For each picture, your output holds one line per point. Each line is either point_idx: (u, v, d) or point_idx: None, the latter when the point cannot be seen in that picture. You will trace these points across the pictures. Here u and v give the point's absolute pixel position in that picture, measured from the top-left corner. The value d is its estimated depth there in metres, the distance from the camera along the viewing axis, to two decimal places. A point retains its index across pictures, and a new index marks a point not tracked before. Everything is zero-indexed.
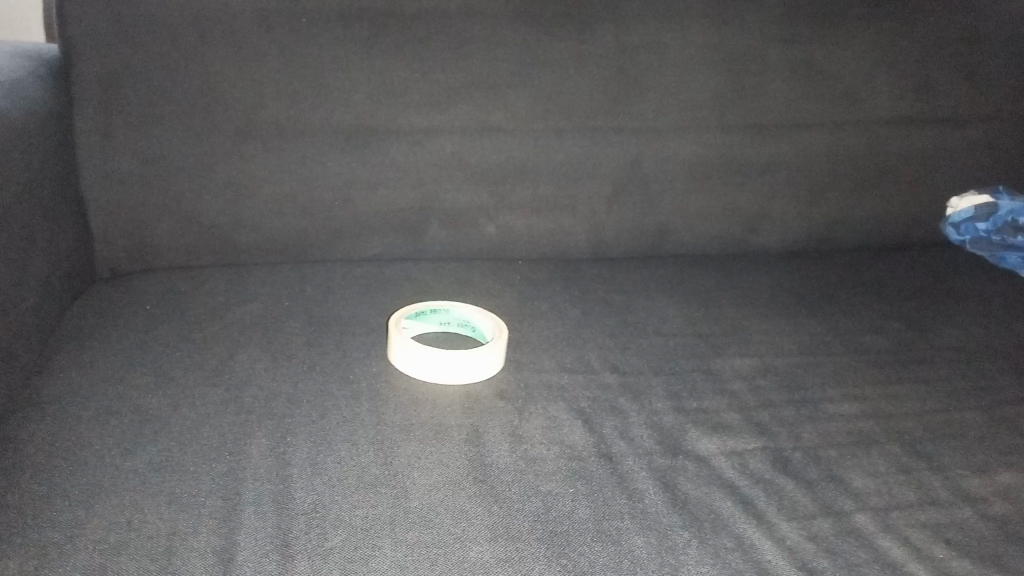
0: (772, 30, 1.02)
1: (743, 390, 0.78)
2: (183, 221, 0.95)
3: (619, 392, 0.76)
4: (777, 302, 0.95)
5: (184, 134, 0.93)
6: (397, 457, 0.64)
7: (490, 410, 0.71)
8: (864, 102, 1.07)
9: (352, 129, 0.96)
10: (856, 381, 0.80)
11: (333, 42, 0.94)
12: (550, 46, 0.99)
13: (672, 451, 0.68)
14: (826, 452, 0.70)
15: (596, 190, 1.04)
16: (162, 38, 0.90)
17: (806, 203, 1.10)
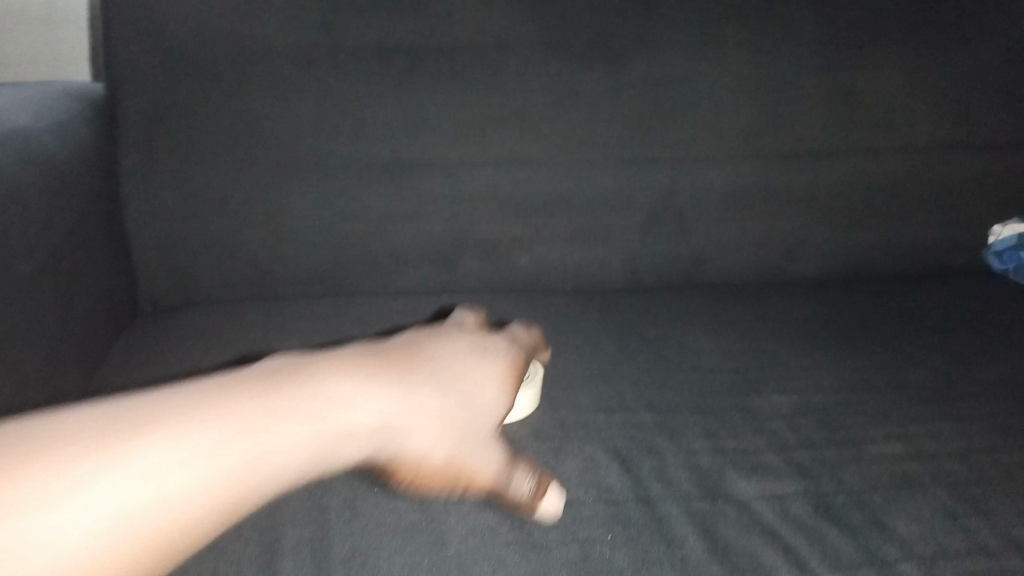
0: (808, 58, 1.01)
1: (783, 430, 0.76)
2: (222, 256, 0.97)
3: (656, 432, 0.75)
4: (816, 335, 0.94)
5: (224, 170, 0.94)
6: (434, 501, 0.65)
7: (526, 451, 0.71)
8: (903, 129, 1.05)
9: (388, 164, 0.97)
10: (898, 420, 0.79)
11: (367, 76, 0.95)
12: (582, 77, 0.98)
13: (711, 494, 0.67)
14: (870, 496, 0.68)
15: (631, 220, 1.03)
16: (203, 76, 0.92)
17: (845, 232, 1.08)
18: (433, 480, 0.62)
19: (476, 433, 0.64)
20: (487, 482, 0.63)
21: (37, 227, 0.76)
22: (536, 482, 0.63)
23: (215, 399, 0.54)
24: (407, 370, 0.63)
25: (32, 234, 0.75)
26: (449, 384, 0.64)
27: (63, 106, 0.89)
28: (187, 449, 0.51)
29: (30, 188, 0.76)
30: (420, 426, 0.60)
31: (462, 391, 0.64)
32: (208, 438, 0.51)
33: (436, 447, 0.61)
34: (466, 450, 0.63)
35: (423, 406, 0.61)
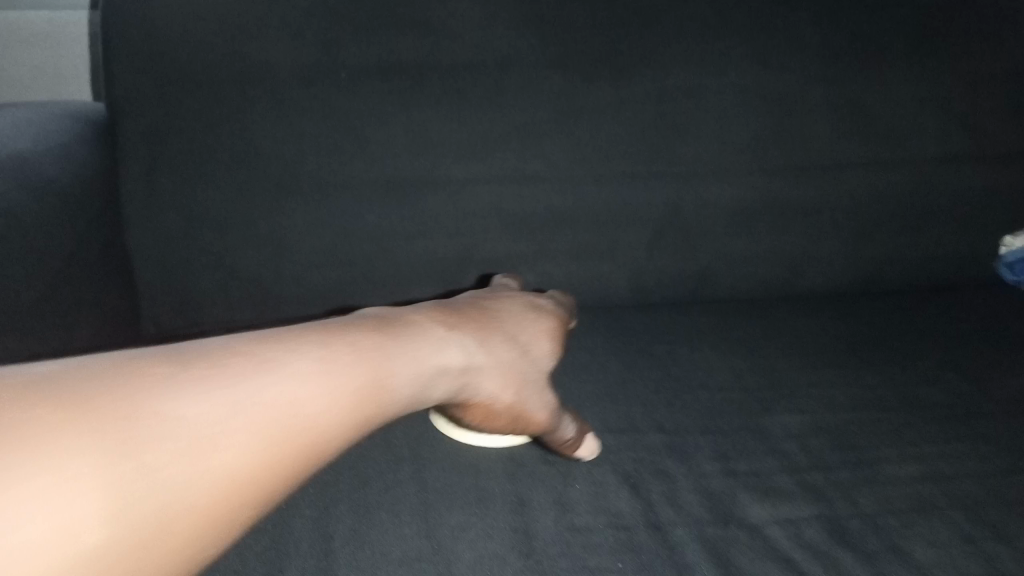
0: (814, 72, 1.00)
1: (796, 452, 0.75)
2: (225, 277, 0.96)
3: (665, 454, 0.74)
4: (827, 351, 0.93)
5: (225, 190, 0.93)
6: (441, 528, 0.63)
7: (534, 475, 0.70)
8: (910, 141, 1.04)
9: (391, 181, 0.96)
10: (912, 440, 0.77)
11: (371, 94, 0.94)
12: (587, 93, 0.97)
13: (724, 520, 0.66)
14: (885, 520, 0.67)
15: (636, 236, 1.02)
16: (203, 96, 0.91)
17: (854, 245, 1.07)
18: (495, 421, 0.68)
19: (535, 377, 0.68)
20: (541, 426, 0.68)
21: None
22: (579, 426, 0.71)
23: (323, 337, 0.55)
24: (477, 320, 0.67)
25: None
26: (511, 334, 0.68)
27: (59, 138, 0.88)
28: (310, 382, 0.51)
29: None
30: (493, 368, 0.64)
31: (522, 342, 0.69)
32: (328, 369, 0.53)
33: (505, 391, 0.65)
34: (529, 394, 0.67)
35: (496, 352, 0.65)
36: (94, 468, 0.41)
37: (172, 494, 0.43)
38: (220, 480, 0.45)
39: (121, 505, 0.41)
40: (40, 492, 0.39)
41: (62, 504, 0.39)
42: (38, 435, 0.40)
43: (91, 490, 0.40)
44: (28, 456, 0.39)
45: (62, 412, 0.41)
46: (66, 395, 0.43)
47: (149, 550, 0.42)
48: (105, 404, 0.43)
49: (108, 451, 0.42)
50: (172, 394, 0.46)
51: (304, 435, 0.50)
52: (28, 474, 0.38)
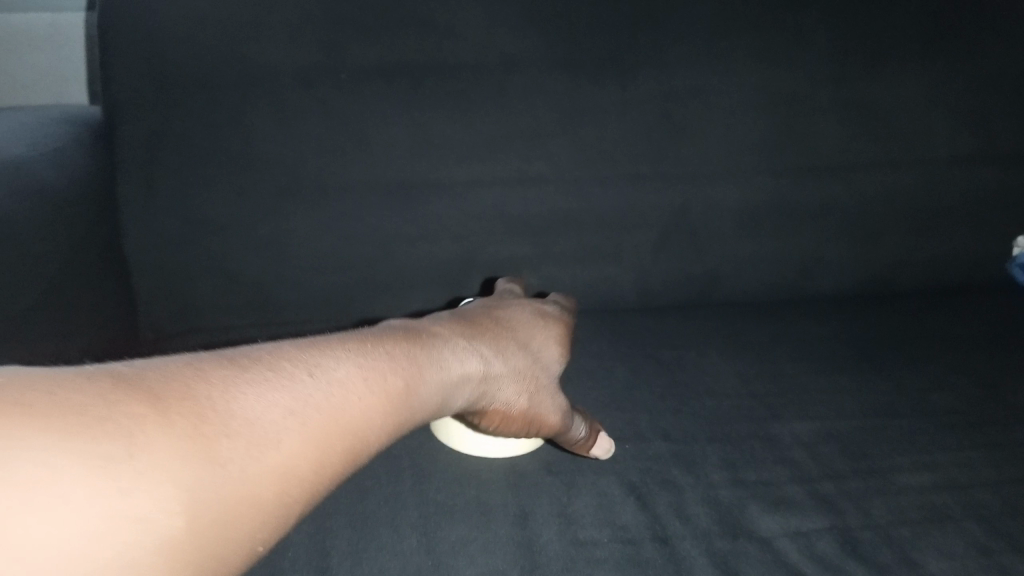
0: (823, 70, 0.98)
1: (806, 460, 0.73)
2: (225, 282, 0.95)
3: (672, 463, 0.72)
4: (837, 355, 0.91)
5: (224, 194, 0.92)
6: (441, 543, 0.62)
7: (537, 487, 0.68)
8: (921, 140, 1.02)
9: (392, 184, 0.95)
10: (924, 448, 0.75)
11: (371, 96, 0.92)
12: (591, 94, 0.96)
13: (732, 532, 0.64)
14: (898, 531, 0.65)
15: (642, 238, 1.01)
16: (201, 98, 0.89)
17: (863, 247, 1.05)
18: (509, 426, 0.67)
19: (548, 383, 0.67)
20: (555, 429, 0.68)
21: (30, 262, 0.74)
22: (585, 423, 0.70)
23: (359, 343, 0.54)
24: (491, 328, 0.65)
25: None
26: (523, 341, 0.67)
27: (53, 139, 0.88)
28: (352, 385, 0.50)
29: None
30: (507, 376, 0.63)
31: (534, 349, 0.67)
32: (368, 374, 0.51)
33: (520, 397, 0.65)
34: (543, 400, 0.66)
35: (510, 360, 0.64)
36: (170, 462, 0.38)
37: (237, 493, 0.41)
38: (279, 483, 0.43)
39: (195, 502, 0.39)
40: (118, 486, 0.36)
41: (138, 499, 0.37)
42: (112, 428, 0.38)
43: (169, 484, 0.38)
44: (104, 448, 0.37)
45: (135, 406, 0.39)
46: (137, 389, 0.40)
47: (215, 551, 0.40)
48: (173, 400, 0.41)
49: (181, 445, 0.39)
50: (230, 393, 0.44)
51: (351, 440, 0.48)
52: (104, 467, 0.36)
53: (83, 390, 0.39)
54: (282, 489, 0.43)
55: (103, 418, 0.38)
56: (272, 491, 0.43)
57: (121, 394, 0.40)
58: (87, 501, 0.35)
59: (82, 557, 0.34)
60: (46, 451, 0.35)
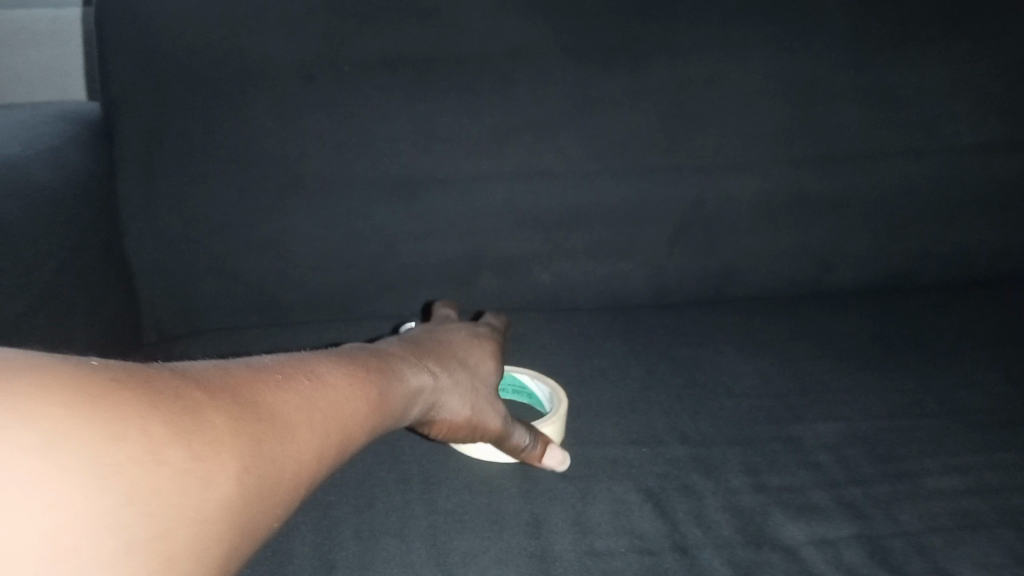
0: (841, 56, 0.95)
1: (831, 464, 0.70)
2: (227, 282, 0.92)
3: (690, 468, 0.69)
4: (859, 352, 0.87)
5: (225, 191, 0.89)
6: (451, 554, 0.60)
7: (550, 494, 0.66)
8: (945, 128, 0.98)
9: (398, 180, 0.92)
10: (955, 449, 0.72)
11: (375, 89, 0.89)
12: (602, 84, 0.93)
13: (755, 541, 0.62)
14: (930, 539, 0.62)
15: (656, 233, 0.97)
16: (200, 93, 0.87)
17: (887, 239, 1.01)
18: (457, 437, 0.66)
19: (491, 396, 0.67)
20: (502, 439, 0.65)
21: (25, 264, 0.72)
22: (532, 433, 0.66)
23: (342, 355, 0.56)
24: (432, 348, 0.66)
25: (19, 273, 0.71)
26: (461, 359, 0.67)
27: (52, 128, 0.86)
28: (343, 389, 0.52)
29: (15, 223, 0.72)
30: (451, 389, 0.64)
31: (472, 365, 0.68)
32: (359, 380, 0.53)
33: (465, 407, 0.64)
34: (487, 411, 0.65)
35: (452, 373, 0.65)
36: (227, 438, 0.40)
37: (273, 474, 0.43)
38: (295, 472, 0.45)
39: (247, 476, 0.40)
40: (193, 453, 0.37)
41: (207, 467, 0.38)
42: (178, 402, 0.39)
43: (228, 456, 0.39)
44: (176, 418, 0.38)
45: (188, 388, 0.40)
46: (188, 377, 0.42)
47: (254, 526, 0.41)
48: (219, 389, 0.42)
49: (232, 424, 0.41)
50: (255, 385, 0.45)
51: (345, 439, 0.50)
52: (180, 435, 0.37)
53: (141, 369, 0.39)
54: (299, 475, 0.45)
55: (169, 394, 0.39)
56: (292, 476, 0.44)
57: (172, 376, 0.41)
58: (171, 462, 0.36)
59: (164, 515, 0.35)
60: (138, 415, 0.36)
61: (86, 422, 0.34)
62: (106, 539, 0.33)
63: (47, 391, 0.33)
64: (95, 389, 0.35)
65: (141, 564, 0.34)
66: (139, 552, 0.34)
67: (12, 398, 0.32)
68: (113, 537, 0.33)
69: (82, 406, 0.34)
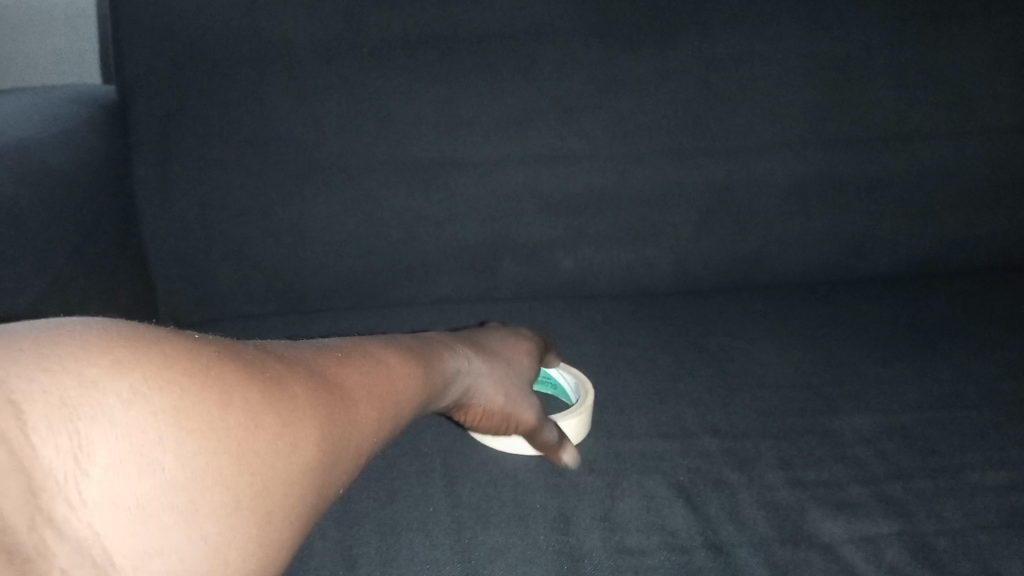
0: (877, 34, 0.91)
1: (868, 458, 0.67)
2: (244, 268, 0.90)
3: (722, 462, 0.67)
4: (896, 341, 0.84)
5: (241, 176, 0.87)
6: (477, 550, 0.58)
7: (578, 489, 0.64)
8: (985, 108, 0.94)
9: (418, 163, 0.89)
10: (998, 443, 0.69)
11: (394, 70, 0.87)
12: (628, 65, 0.89)
13: (792, 539, 0.59)
14: (975, 537, 0.60)
15: (682, 218, 0.94)
16: (215, 76, 0.85)
17: (923, 225, 0.97)
18: (489, 425, 0.66)
19: (524, 390, 0.67)
20: (530, 433, 0.65)
21: (37, 251, 0.70)
22: (561, 432, 0.65)
23: (396, 340, 0.57)
24: (471, 339, 0.67)
25: (30, 260, 0.69)
26: (497, 352, 0.68)
27: (66, 111, 0.84)
28: (398, 368, 0.52)
29: (26, 209, 0.70)
30: (488, 376, 0.64)
31: (508, 358, 0.68)
32: (413, 362, 0.54)
33: (499, 396, 0.65)
34: (521, 404, 0.65)
35: (488, 363, 0.65)
36: (309, 404, 0.41)
37: (347, 440, 0.43)
38: (365, 441, 0.45)
39: (328, 441, 0.41)
40: (282, 420, 0.39)
41: (295, 433, 0.39)
42: (265, 373, 0.40)
43: (312, 422, 0.40)
44: (268, 387, 0.39)
45: (273, 361, 0.42)
46: (275, 353, 0.43)
47: (330, 489, 0.42)
48: (300, 363, 0.43)
49: (313, 393, 0.42)
50: (325, 362, 0.46)
51: (401, 414, 0.50)
52: (272, 403, 0.39)
53: (232, 344, 0.41)
54: (366, 442, 0.46)
55: (257, 366, 0.40)
56: (362, 444, 0.45)
57: (257, 350, 0.42)
58: (266, 429, 0.38)
59: (262, 476, 0.37)
60: (240, 383, 0.38)
61: (196, 389, 0.36)
62: (214, 496, 0.35)
63: (164, 360, 0.36)
64: (201, 359, 0.37)
65: (245, 520, 0.36)
66: (243, 507, 0.36)
67: (135, 365, 0.35)
68: (221, 493, 0.36)
69: (194, 372, 0.36)
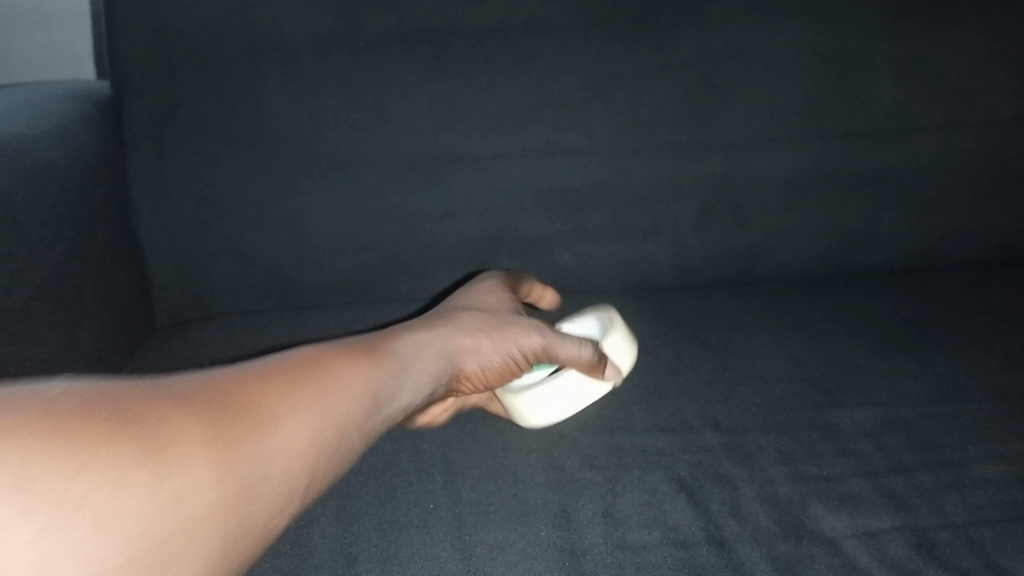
0: (877, 26, 0.91)
1: (870, 452, 0.67)
2: (241, 264, 0.90)
3: (723, 456, 0.66)
4: (896, 334, 0.84)
5: (238, 171, 0.87)
6: (477, 547, 0.57)
7: (578, 484, 0.63)
8: (984, 100, 0.94)
9: (415, 158, 0.89)
10: (999, 437, 0.69)
11: (390, 65, 0.86)
12: (626, 58, 0.89)
13: (795, 534, 0.59)
14: (980, 531, 0.59)
15: (681, 212, 0.94)
16: (210, 71, 0.84)
17: (922, 218, 0.97)
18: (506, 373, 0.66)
19: (507, 321, 0.67)
20: (551, 352, 0.68)
21: (32, 246, 0.70)
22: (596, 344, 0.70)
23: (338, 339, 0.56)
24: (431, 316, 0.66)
25: (26, 255, 0.69)
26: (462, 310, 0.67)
27: (60, 107, 0.83)
28: (351, 384, 0.50)
29: (20, 206, 0.69)
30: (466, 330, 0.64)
31: (477, 309, 0.68)
32: (354, 353, 0.53)
33: (486, 344, 0.64)
34: (519, 334, 0.66)
35: (457, 321, 0.65)
36: (198, 446, 0.39)
37: (260, 481, 0.41)
38: (287, 470, 0.43)
39: (225, 480, 0.39)
40: (162, 470, 0.37)
41: (178, 481, 0.37)
42: (150, 416, 0.38)
43: (201, 465, 0.39)
44: (141, 437, 0.37)
45: (164, 402, 0.40)
46: (173, 392, 0.41)
47: (237, 536, 0.40)
48: (200, 400, 0.42)
49: (206, 430, 0.40)
50: (237, 387, 0.44)
51: (350, 439, 0.48)
52: (149, 453, 0.37)
53: (118, 391, 0.39)
54: (292, 478, 0.43)
55: (139, 413, 0.38)
56: (286, 483, 0.43)
57: (146, 393, 0.40)
58: (136, 484, 0.36)
59: (135, 537, 0.35)
60: (105, 439, 0.36)
61: (48, 450, 0.34)
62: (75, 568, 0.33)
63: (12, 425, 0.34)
64: (57, 419, 0.35)
65: None
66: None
67: None
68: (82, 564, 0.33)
69: (46, 437, 0.34)
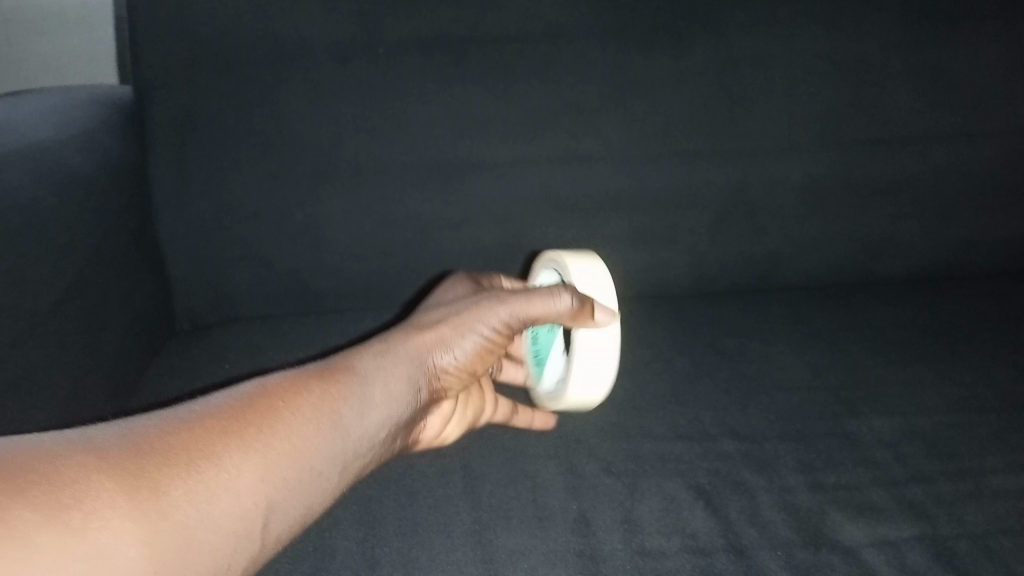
0: (895, 35, 0.91)
1: (888, 461, 0.67)
2: (261, 269, 0.91)
3: (741, 464, 0.66)
4: (913, 343, 0.84)
5: (259, 177, 0.87)
6: (497, 553, 0.58)
7: (597, 490, 0.64)
8: (1001, 109, 0.94)
9: (433, 165, 0.89)
10: (1017, 447, 0.69)
11: (409, 72, 0.87)
12: (644, 66, 0.89)
13: (814, 542, 0.59)
14: (999, 542, 0.60)
15: (698, 219, 0.94)
16: (232, 77, 0.85)
17: (939, 227, 0.97)
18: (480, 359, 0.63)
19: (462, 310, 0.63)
20: (527, 318, 0.64)
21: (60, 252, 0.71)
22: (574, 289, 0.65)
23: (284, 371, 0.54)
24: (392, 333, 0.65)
25: (54, 260, 0.70)
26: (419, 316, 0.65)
27: (84, 112, 0.84)
28: (296, 420, 0.49)
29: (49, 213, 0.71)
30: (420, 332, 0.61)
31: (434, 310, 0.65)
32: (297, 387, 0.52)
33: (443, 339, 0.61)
34: (479, 319, 0.62)
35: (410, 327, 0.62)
36: (115, 503, 0.39)
37: (192, 531, 0.41)
38: (226, 517, 0.43)
39: (148, 534, 0.39)
40: (75, 530, 0.37)
41: (95, 538, 0.37)
42: (63, 474, 0.38)
43: (117, 521, 0.38)
44: (52, 497, 0.37)
45: (82, 459, 0.40)
46: (96, 446, 0.41)
47: None
48: (124, 454, 0.41)
49: (125, 485, 0.39)
50: (168, 437, 0.44)
51: (301, 476, 0.48)
52: (60, 511, 0.37)
53: (34, 449, 0.39)
54: (231, 522, 0.43)
55: (51, 471, 0.38)
56: (230, 525, 0.43)
57: (63, 449, 0.40)
58: (46, 544, 0.35)
59: None
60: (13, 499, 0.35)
61: None
62: None
63: None
64: None
65: None
66: None
67: None
68: None
69: None
